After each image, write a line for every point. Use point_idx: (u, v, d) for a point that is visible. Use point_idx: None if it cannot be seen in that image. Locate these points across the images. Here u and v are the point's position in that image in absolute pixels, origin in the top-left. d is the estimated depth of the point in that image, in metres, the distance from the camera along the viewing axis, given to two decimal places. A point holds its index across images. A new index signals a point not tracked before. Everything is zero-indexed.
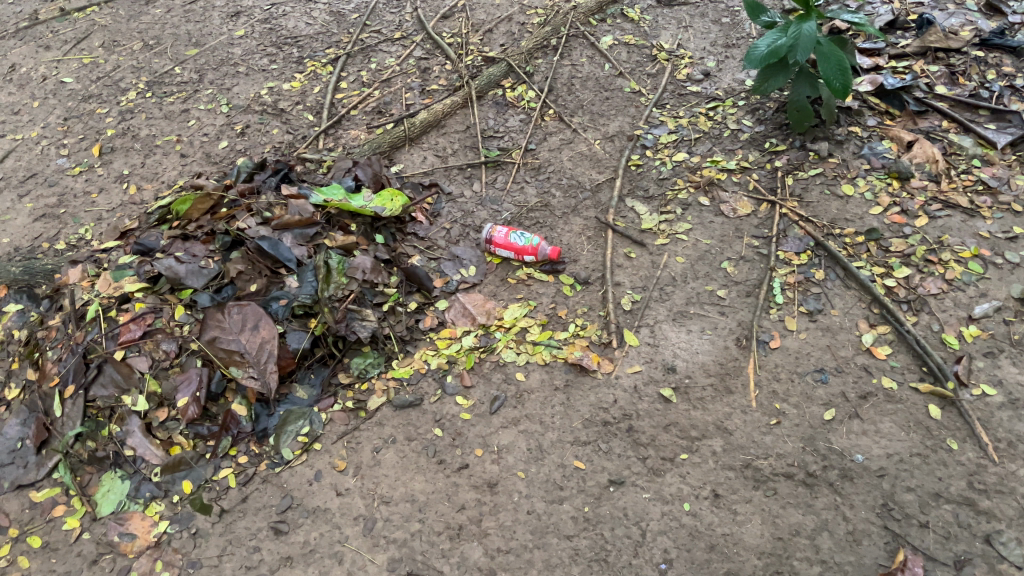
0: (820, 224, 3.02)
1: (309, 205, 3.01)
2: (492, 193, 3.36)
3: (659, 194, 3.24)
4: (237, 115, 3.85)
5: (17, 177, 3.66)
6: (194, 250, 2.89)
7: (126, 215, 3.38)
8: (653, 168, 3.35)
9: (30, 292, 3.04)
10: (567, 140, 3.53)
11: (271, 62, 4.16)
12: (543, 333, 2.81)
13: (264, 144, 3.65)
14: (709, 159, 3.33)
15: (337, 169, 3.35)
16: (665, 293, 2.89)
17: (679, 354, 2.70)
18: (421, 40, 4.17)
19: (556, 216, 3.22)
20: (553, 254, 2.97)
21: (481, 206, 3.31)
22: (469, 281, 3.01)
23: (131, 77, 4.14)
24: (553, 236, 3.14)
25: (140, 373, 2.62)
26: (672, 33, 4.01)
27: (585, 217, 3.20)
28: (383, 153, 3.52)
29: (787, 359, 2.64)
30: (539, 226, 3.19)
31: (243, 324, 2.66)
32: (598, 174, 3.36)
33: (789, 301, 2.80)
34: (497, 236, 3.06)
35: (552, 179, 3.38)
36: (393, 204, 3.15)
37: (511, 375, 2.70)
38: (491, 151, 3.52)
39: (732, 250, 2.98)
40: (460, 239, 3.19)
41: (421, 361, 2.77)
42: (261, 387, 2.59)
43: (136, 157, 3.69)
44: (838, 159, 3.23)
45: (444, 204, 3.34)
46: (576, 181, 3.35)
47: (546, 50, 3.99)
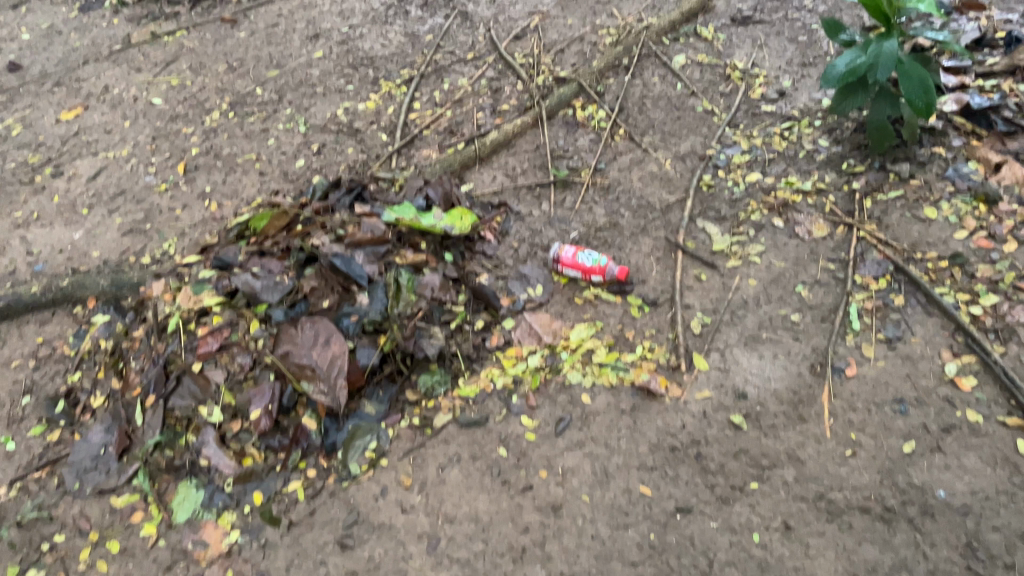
0: (901, 248, 2.92)
1: (382, 224, 3.07)
2: (561, 212, 3.35)
3: (731, 215, 3.18)
4: (314, 135, 3.96)
5: (108, 193, 3.83)
6: (270, 266, 2.98)
7: (207, 231, 3.53)
8: (724, 188, 3.29)
9: (117, 303, 3.20)
10: (638, 159, 3.50)
11: (348, 83, 4.27)
12: (610, 355, 2.78)
13: (339, 163, 3.75)
14: (783, 180, 3.26)
15: (408, 188, 3.41)
16: (737, 316, 2.83)
17: (750, 380, 2.64)
18: (493, 60, 4.22)
19: (625, 236, 3.20)
20: (621, 274, 2.95)
21: (550, 224, 3.30)
22: (536, 300, 3.00)
23: (215, 98, 4.30)
24: (621, 256, 3.12)
25: (216, 385, 2.71)
26: (746, 52, 3.96)
27: (654, 238, 3.16)
28: (453, 172, 3.57)
29: (864, 387, 2.55)
30: (607, 247, 3.16)
31: (315, 340, 2.73)
32: (668, 193, 3.32)
33: (867, 327, 2.71)
34: (564, 255, 3.05)
35: (621, 198, 3.35)
36: (463, 222, 3.19)
37: (577, 397, 2.69)
38: (560, 171, 3.52)
39: (806, 274, 2.91)
40: (528, 257, 3.18)
41: (488, 379, 2.77)
42: (330, 401, 2.64)
43: (218, 175, 3.83)
44: (920, 181, 3.13)
45: (513, 222, 3.34)
46: (646, 201, 3.31)
47: (618, 69, 3.98)
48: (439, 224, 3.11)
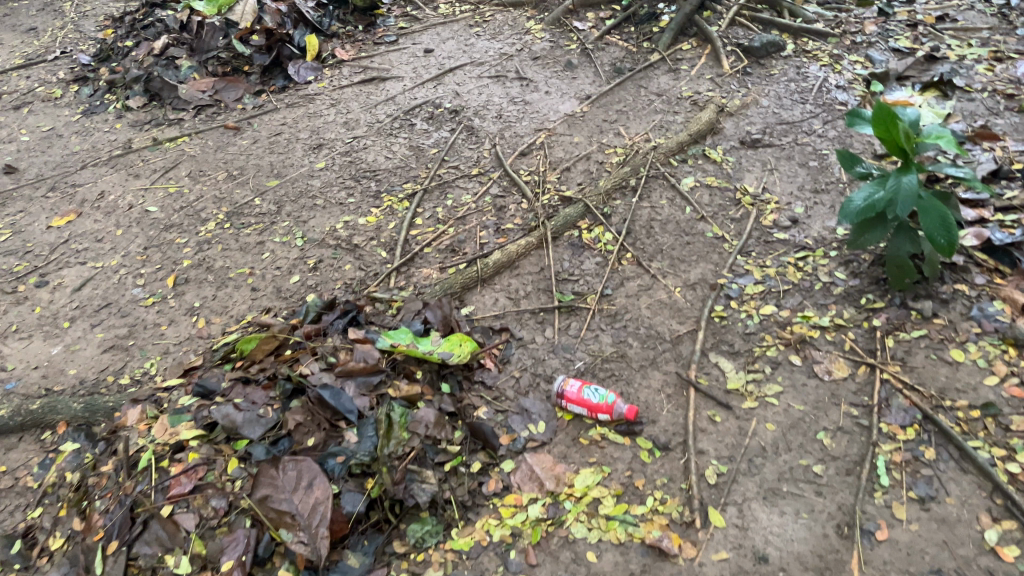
0: (928, 394, 2.74)
1: (376, 351, 2.89)
2: (565, 340, 3.17)
3: (745, 350, 3.01)
4: (311, 249, 3.84)
5: (92, 305, 3.68)
6: (254, 397, 2.79)
7: (192, 349, 3.36)
8: (737, 320, 3.13)
9: (88, 429, 3.01)
10: (646, 285, 3.36)
11: (349, 195, 4.18)
12: (617, 506, 2.56)
13: (335, 280, 3.61)
14: (798, 314, 3.11)
15: (406, 310, 3.25)
16: (754, 466, 2.63)
17: (771, 541, 2.41)
18: (498, 176, 4.14)
19: (633, 368, 3.01)
20: (631, 412, 2.76)
21: (553, 353, 3.12)
22: (538, 438, 2.79)
23: (212, 207, 4.21)
24: (629, 391, 2.92)
25: (186, 531, 2.48)
26: (757, 176, 3.88)
27: (664, 372, 2.98)
28: (454, 294, 3.42)
29: (896, 555, 2.33)
30: (615, 380, 2.97)
31: (297, 482, 2.52)
32: (678, 323, 3.16)
33: (896, 484, 2.50)
34: (569, 390, 2.85)
35: (629, 327, 3.19)
36: (462, 349, 3.01)
37: (581, 555, 2.45)
38: (565, 296, 3.36)
39: (828, 419, 2.72)
40: (530, 389, 2.98)
41: (483, 531, 2.54)
42: (311, 553, 2.40)
43: (208, 289, 3.69)
44: (944, 320, 2.98)
45: (515, 349, 3.15)
46: (655, 331, 3.15)
47: (625, 190, 3.90)
48: (438, 353, 2.96)
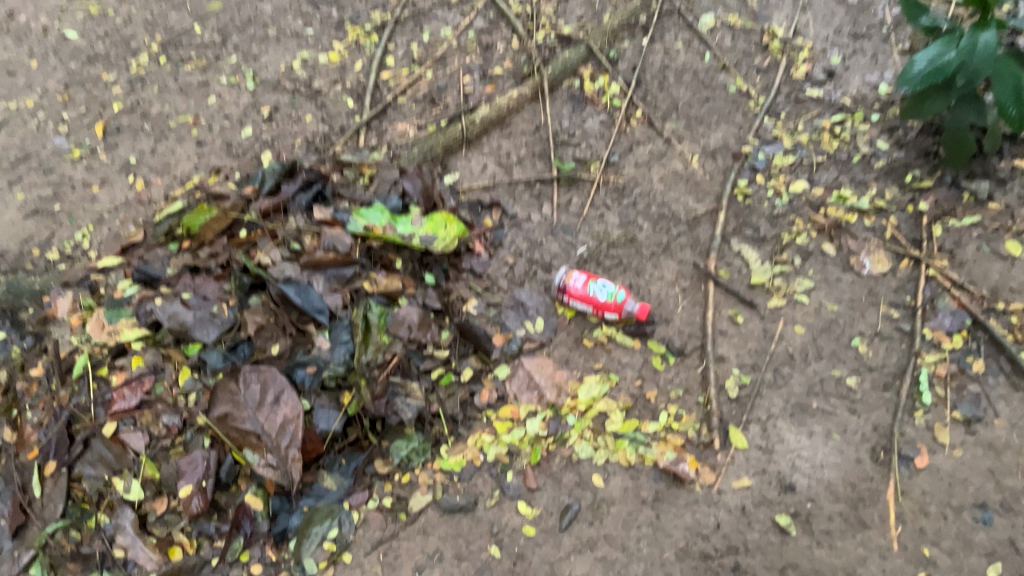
0: (979, 294, 2.42)
1: (347, 236, 2.47)
2: (566, 218, 2.77)
3: (772, 236, 2.63)
4: (265, 94, 3.28)
5: (8, 158, 3.11)
6: (206, 291, 2.38)
7: (131, 218, 2.90)
8: (762, 199, 2.73)
9: (13, 316, 2.58)
10: (658, 152, 2.91)
11: (307, 25, 3.49)
12: (627, 423, 2.27)
13: (294, 133, 3.14)
14: (834, 192, 2.70)
15: (380, 179, 2.78)
16: (780, 376, 2.33)
17: (798, 467, 2.16)
18: (482, 5, 3.44)
19: (643, 255, 2.63)
20: (643, 313, 2.40)
21: (552, 234, 2.72)
22: (536, 339, 2.46)
23: (144, 35, 3.48)
24: (639, 283, 2.57)
25: (135, 453, 2.15)
26: (787, 14, 3.28)
27: (679, 260, 2.61)
28: (435, 159, 2.94)
29: (937, 485, 2.10)
30: (623, 269, 2.61)
31: (262, 397, 2.17)
32: (695, 201, 2.75)
33: (939, 402, 2.24)
34: (573, 286, 2.48)
35: (638, 203, 2.78)
36: (447, 231, 2.58)
37: (587, 478, 2.20)
38: (565, 163, 2.92)
39: (865, 323, 2.41)
40: (525, 278, 2.63)
41: (476, 449, 2.25)
42: (281, 478, 2.12)
43: (145, 141, 3.15)
44: (1000, 204, 2.61)
45: (506, 228, 2.75)
46: (669, 210, 2.74)
47: (634, 30, 3.27)
48: (420, 239, 2.52)
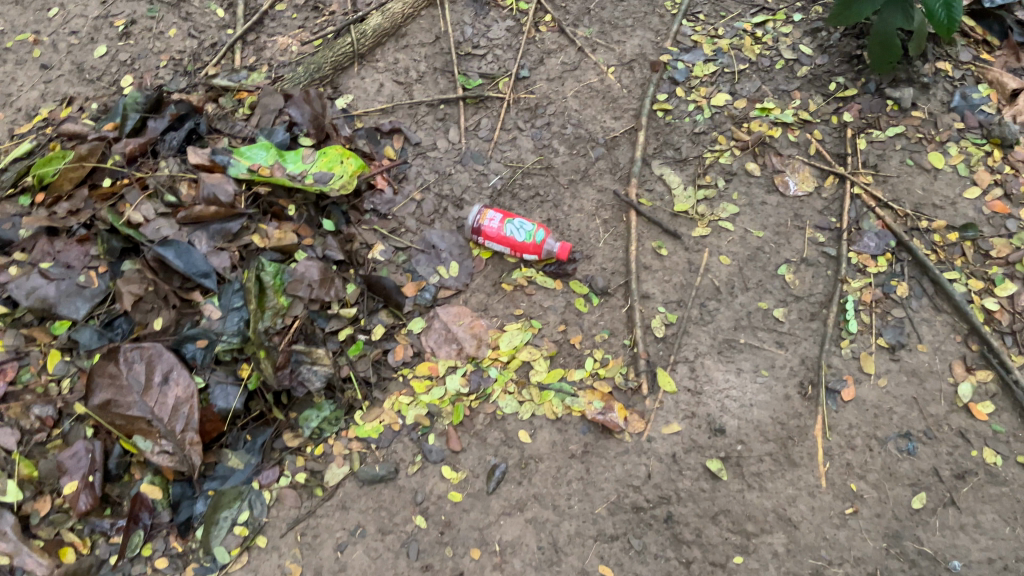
0: (902, 212, 2.35)
1: (230, 182, 2.20)
2: (475, 145, 2.55)
3: (694, 158, 2.49)
4: (118, 4, 2.86)
5: None
6: (68, 257, 2.08)
7: None
8: (683, 116, 2.56)
9: None
10: (571, 64, 2.68)
11: None
12: (551, 371, 2.16)
13: (156, 52, 2.74)
14: (757, 105, 2.55)
15: (263, 109, 2.47)
16: (707, 311, 2.25)
17: (728, 408, 2.10)
18: None
19: (561, 185, 2.47)
20: (564, 251, 2.26)
21: (461, 164, 2.51)
22: (451, 286, 2.30)
23: None
24: (557, 217, 2.41)
25: (6, 452, 1.90)
26: None
27: (598, 188, 2.46)
28: (323, 80, 2.63)
29: (863, 417, 2.07)
30: (540, 201, 2.45)
31: (149, 379, 1.94)
32: (612, 119, 2.57)
33: (864, 329, 2.19)
34: (488, 227, 2.30)
35: (552, 124, 2.58)
36: (343, 168, 2.36)
37: (512, 435, 2.08)
38: (470, 80, 2.65)
39: (791, 249, 2.32)
40: (435, 216, 2.43)
41: (393, 412, 2.10)
42: (179, 464, 1.91)
43: None
44: (924, 113, 2.50)
45: (410, 157, 2.52)
46: (585, 132, 2.56)
47: None
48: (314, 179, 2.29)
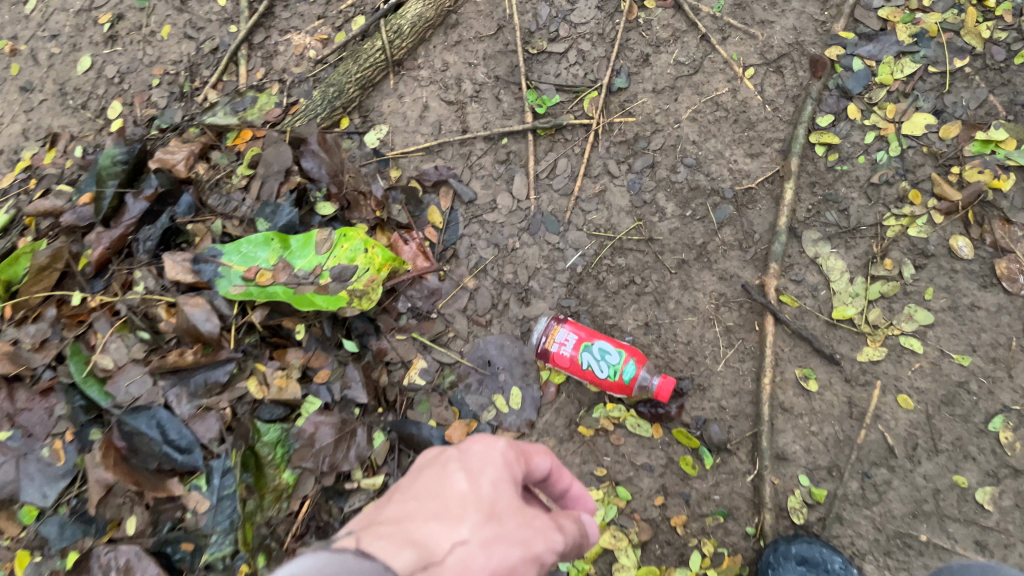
0: None
1: (223, 303, 1.68)
2: (547, 203, 1.84)
3: (869, 227, 1.67)
4: None
5: None
6: (29, 420, 1.66)
7: None
8: (855, 155, 1.71)
9: None
10: (689, 65, 1.85)
11: None
12: (642, 568, 1.60)
13: (148, 63, 2.12)
14: (977, 132, 1.65)
15: (266, 169, 1.85)
16: (873, 486, 1.56)
17: None
18: None
19: (666, 267, 1.75)
20: (660, 393, 1.60)
21: (528, 233, 1.83)
22: (512, 429, 1.72)
23: None
24: (659, 320, 1.72)
25: None
26: None
27: (720, 273, 1.72)
28: (348, 105, 1.95)
29: None
30: (636, 293, 1.75)
31: None
32: (747, 158, 1.77)
33: None
34: (558, 352, 1.66)
35: (658, 167, 1.81)
36: (369, 257, 1.72)
37: None
38: (546, 97, 1.90)
39: (1011, 389, 1.54)
40: (493, 316, 1.80)
41: None
42: None
43: None
44: None
45: (461, 220, 1.87)
46: (705, 179, 1.78)
47: None
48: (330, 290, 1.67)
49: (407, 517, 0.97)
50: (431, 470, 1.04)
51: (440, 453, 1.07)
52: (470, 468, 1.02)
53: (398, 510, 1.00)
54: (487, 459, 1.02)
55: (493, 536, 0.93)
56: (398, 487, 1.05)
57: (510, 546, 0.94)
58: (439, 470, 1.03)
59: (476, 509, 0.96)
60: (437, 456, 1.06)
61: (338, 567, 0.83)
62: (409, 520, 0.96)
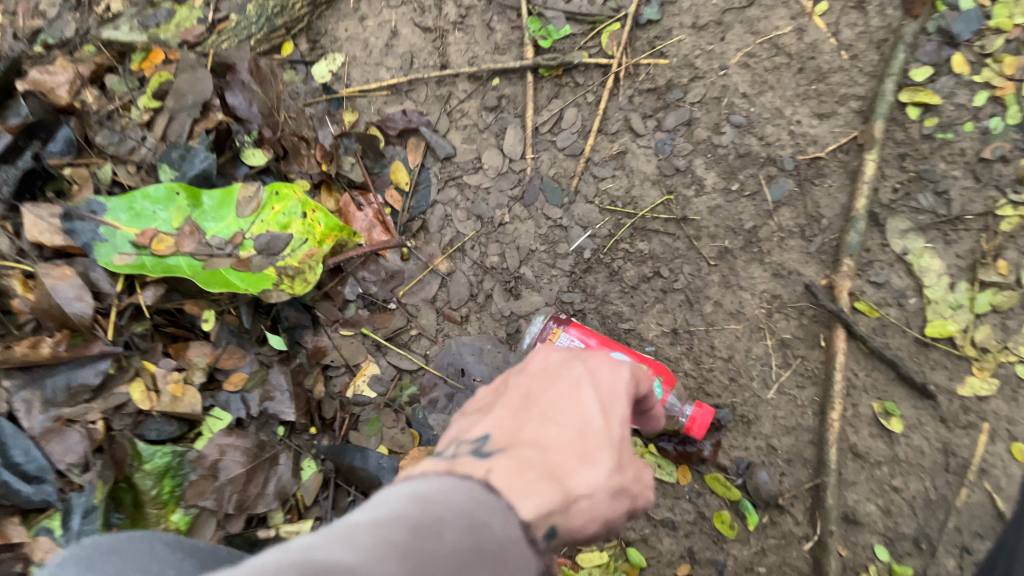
0: None
1: (105, 282, 1.22)
2: (548, 164, 1.40)
3: (976, 217, 1.26)
4: None
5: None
6: None
7: None
8: (960, 120, 1.29)
9: None
10: None
11: None
12: None
13: None
14: None
15: (176, 100, 1.38)
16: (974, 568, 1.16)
17: None
18: None
19: (703, 257, 1.33)
20: (691, 429, 1.18)
21: (521, 205, 1.38)
22: None
23: None
24: (691, 326, 1.31)
25: None
26: None
27: (774, 269, 1.30)
28: (292, 27, 1.48)
29: None
30: (661, 290, 1.33)
31: None
32: (814, 118, 1.34)
33: None
34: None
35: (695, 126, 1.38)
36: (309, 228, 1.29)
37: None
38: (553, 27, 1.43)
39: None
40: (470, 310, 1.36)
41: None
42: None
43: None
44: None
45: (433, 182, 1.41)
46: (758, 143, 1.35)
47: None
48: (254, 269, 1.24)
49: (525, 434, 0.77)
50: (548, 378, 0.84)
51: (560, 358, 0.86)
52: (600, 389, 0.82)
53: (510, 417, 0.80)
54: (618, 395, 0.81)
55: (619, 490, 0.77)
56: (505, 389, 0.86)
57: (624, 500, 0.78)
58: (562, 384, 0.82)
59: (606, 442, 0.77)
60: (556, 362, 0.85)
61: (457, 501, 0.65)
62: (529, 441, 0.76)
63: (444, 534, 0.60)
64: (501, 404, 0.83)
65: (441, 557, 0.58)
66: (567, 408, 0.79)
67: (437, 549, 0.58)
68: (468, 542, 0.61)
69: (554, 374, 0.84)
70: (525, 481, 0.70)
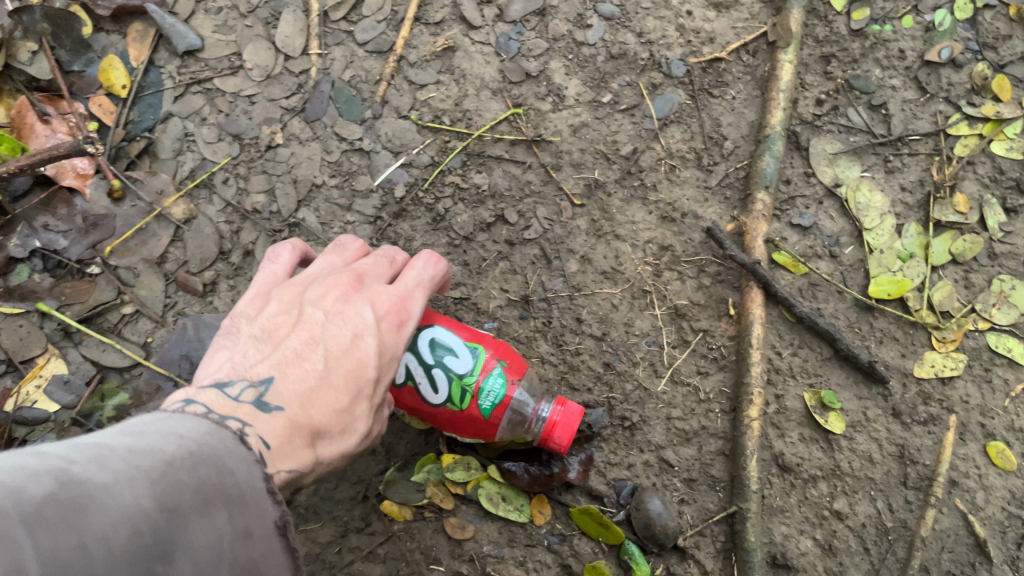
0: None
1: None
2: (342, 64, 0.96)
3: (922, 137, 0.94)
4: None
5: None
6: None
7: None
8: (896, 14, 0.97)
9: None
10: None
11: None
12: None
13: None
14: None
15: None
16: None
17: None
18: None
19: (564, 195, 0.93)
20: (551, 437, 0.76)
21: (300, 121, 0.94)
22: None
23: None
24: (549, 292, 0.90)
25: None
26: None
27: (661, 209, 0.92)
28: None
29: None
30: (507, 241, 0.91)
31: None
32: (709, 10, 0.98)
33: None
34: None
35: (551, 17, 0.98)
36: None
37: None
38: None
39: None
40: (218, 274, 0.89)
41: None
42: None
43: None
44: None
45: (166, 88, 0.94)
46: (636, 41, 0.97)
47: None
48: None
49: (289, 378, 0.55)
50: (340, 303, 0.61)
51: (364, 275, 0.64)
52: (392, 334, 0.61)
53: (284, 352, 0.57)
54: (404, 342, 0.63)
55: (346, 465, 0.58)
56: (286, 292, 0.63)
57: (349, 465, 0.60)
58: (348, 314, 0.60)
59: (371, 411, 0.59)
60: (356, 279, 0.64)
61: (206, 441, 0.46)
62: (286, 390, 0.54)
63: (214, 468, 0.43)
64: (280, 320, 0.60)
65: (196, 487, 0.41)
66: (349, 349, 0.58)
67: (192, 480, 0.41)
68: (223, 473, 0.43)
69: (348, 298, 0.62)
70: (277, 448, 0.52)
